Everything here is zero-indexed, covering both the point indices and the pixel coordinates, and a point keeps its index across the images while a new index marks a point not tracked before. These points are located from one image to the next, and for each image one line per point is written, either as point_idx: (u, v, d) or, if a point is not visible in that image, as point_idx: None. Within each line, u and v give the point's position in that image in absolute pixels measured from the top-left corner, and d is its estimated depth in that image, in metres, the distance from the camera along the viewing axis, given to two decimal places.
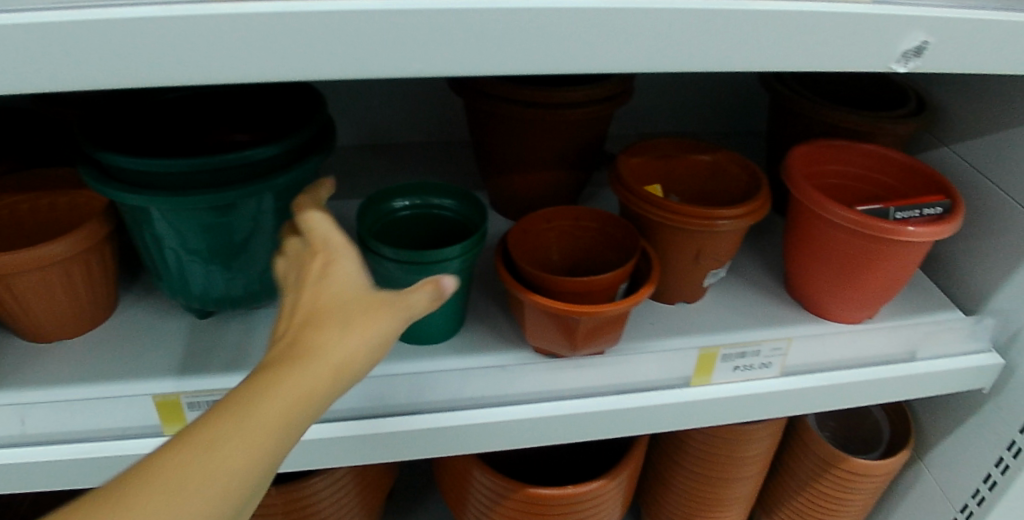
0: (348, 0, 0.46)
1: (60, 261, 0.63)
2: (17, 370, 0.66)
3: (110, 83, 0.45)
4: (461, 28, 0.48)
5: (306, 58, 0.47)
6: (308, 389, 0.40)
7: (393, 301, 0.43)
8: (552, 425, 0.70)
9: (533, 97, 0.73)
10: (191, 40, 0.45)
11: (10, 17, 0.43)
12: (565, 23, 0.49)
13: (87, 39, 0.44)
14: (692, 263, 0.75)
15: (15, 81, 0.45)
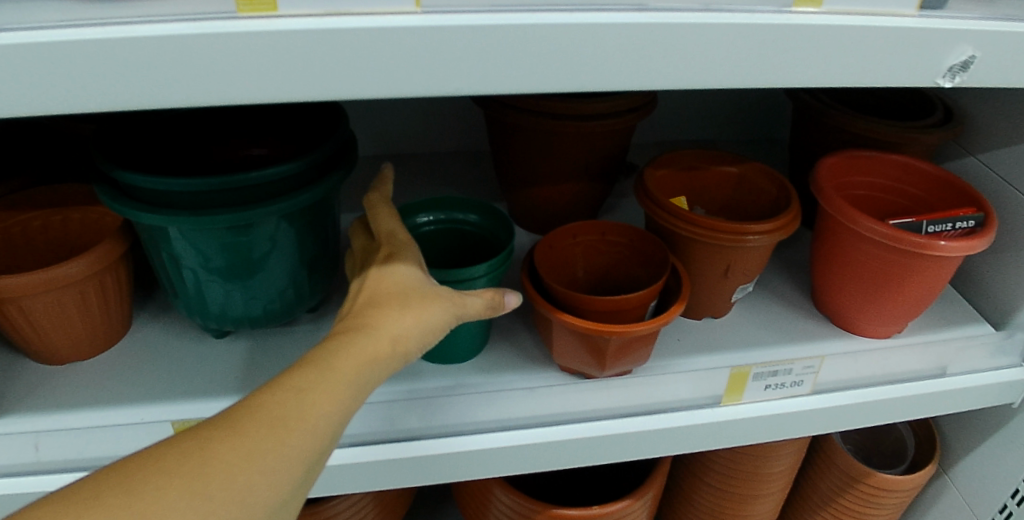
0: (383, 17, 0.44)
1: (73, 283, 0.61)
2: (30, 394, 0.64)
3: (134, 104, 0.43)
4: (500, 44, 0.46)
5: (338, 77, 0.45)
6: (372, 359, 0.48)
7: (449, 298, 0.53)
8: (580, 447, 0.69)
9: (560, 109, 0.68)
10: (218, 59, 0.43)
11: (30, 36, 0.41)
12: (608, 39, 0.47)
13: (110, 59, 0.42)
14: (721, 279, 0.72)
15: (35, 103, 0.43)
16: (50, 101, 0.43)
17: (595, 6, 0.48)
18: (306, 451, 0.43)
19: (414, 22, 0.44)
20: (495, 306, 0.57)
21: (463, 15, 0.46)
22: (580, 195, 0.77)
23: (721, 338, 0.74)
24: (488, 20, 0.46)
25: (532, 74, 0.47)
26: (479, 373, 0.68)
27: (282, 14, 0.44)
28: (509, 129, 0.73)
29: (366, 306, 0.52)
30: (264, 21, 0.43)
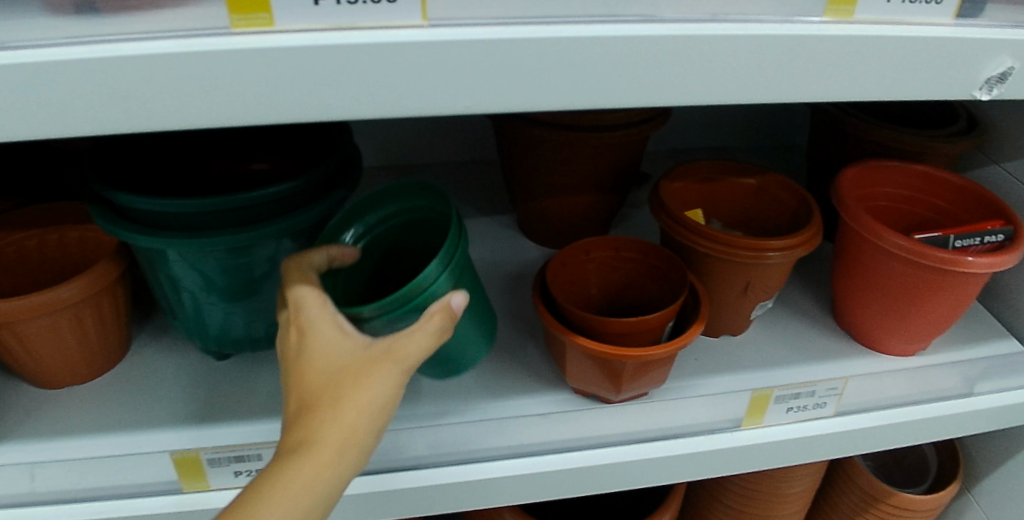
0: (388, 32, 0.42)
1: (69, 306, 0.59)
2: (23, 421, 0.62)
3: (125, 126, 0.41)
4: (513, 59, 0.43)
5: (339, 94, 0.42)
6: (312, 483, 0.42)
7: (385, 362, 0.43)
8: (596, 474, 0.66)
9: (572, 120, 0.64)
10: (214, 78, 0.40)
11: (14, 56, 0.39)
12: (624, 54, 0.44)
13: (98, 79, 0.39)
14: (741, 297, 0.69)
15: (20, 126, 0.40)
16: (35, 124, 0.40)
17: (615, 16, 0.45)
18: None
19: (420, 36, 0.42)
20: (445, 327, 0.47)
21: (473, 28, 0.43)
22: (592, 208, 0.74)
23: (741, 358, 0.71)
24: (500, 33, 0.43)
25: (547, 89, 0.44)
26: (491, 396, 0.65)
27: (279, 29, 0.41)
28: (518, 142, 0.69)
29: (298, 409, 0.44)
30: (262, 37, 0.40)
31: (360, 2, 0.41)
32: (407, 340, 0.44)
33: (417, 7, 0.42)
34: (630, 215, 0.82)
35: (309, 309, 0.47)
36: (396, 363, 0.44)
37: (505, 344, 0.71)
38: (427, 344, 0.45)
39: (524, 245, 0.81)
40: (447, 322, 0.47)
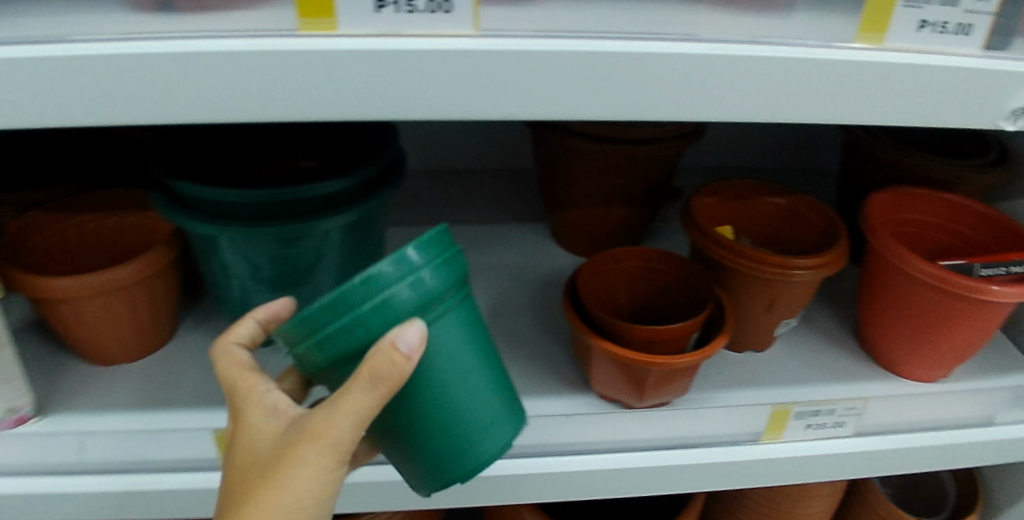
0: (444, 40, 0.45)
1: (125, 287, 0.62)
2: (75, 394, 0.65)
3: (196, 116, 0.44)
4: (558, 69, 0.46)
5: (394, 94, 0.45)
6: None
7: (305, 445, 0.42)
8: (616, 478, 0.67)
9: (610, 132, 0.67)
10: (279, 76, 0.43)
11: (102, 48, 0.42)
12: (667, 70, 0.47)
13: (175, 72, 0.43)
14: (765, 314, 0.70)
15: (101, 113, 0.44)
16: (111, 110, 0.44)
17: (659, 34, 0.48)
18: None
19: (472, 46, 0.45)
20: (387, 378, 0.40)
21: (521, 39, 0.46)
22: (625, 221, 0.76)
23: (763, 374, 0.73)
24: (544, 45, 0.45)
25: (588, 99, 0.47)
26: (517, 395, 0.67)
27: (342, 33, 0.44)
28: (557, 150, 0.72)
29: (234, 493, 0.44)
30: (325, 40, 0.43)
31: (416, 11, 0.44)
32: (326, 420, 0.41)
33: (468, 17, 0.45)
34: (660, 229, 0.85)
35: (243, 393, 0.46)
36: (321, 445, 0.42)
37: (535, 345, 0.73)
38: (362, 413, 0.41)
39: (556, 253, 0.83)
40: (392, 370, 0.40)
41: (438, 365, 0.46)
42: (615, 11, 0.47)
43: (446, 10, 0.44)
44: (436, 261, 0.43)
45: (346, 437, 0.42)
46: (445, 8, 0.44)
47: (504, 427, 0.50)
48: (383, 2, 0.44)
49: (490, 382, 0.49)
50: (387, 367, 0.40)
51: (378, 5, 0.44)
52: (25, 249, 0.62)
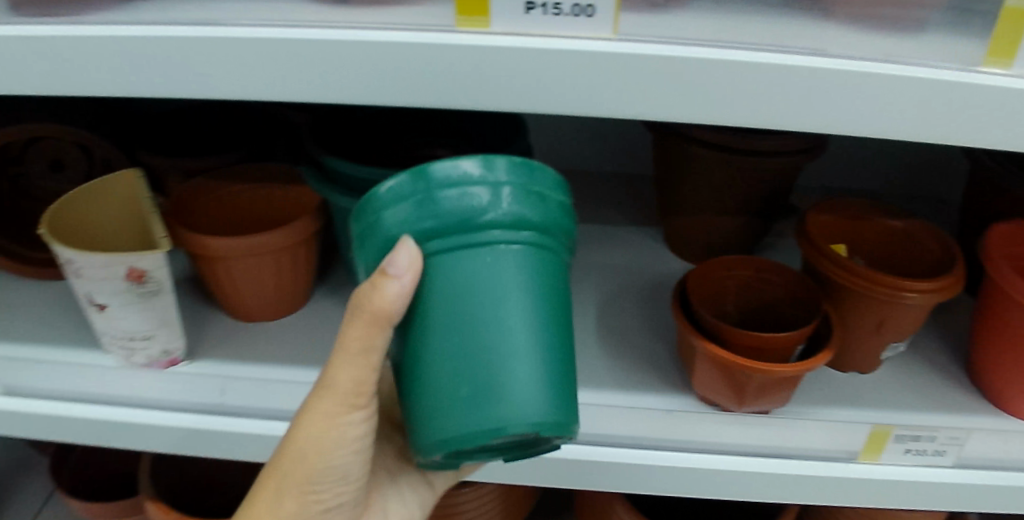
0: (583, 42, 0.46)
1: (272, 251, 0.69)
2: (221, 344, 0.74)
3: (361, 98, 0.49)
4: (700, 77, 0.46)
5: (536, 90, 0.47)
6: (285, 474, 0.55)
7: (318, 387, 0.52)
8: (708, 478, 0.70)
9: (731, 143, 0.71)
10: (434, 66, 0.47)
11: (287, 32, 0.47)
12: (808, 81, 0.46)
13: (347, 57, 0.47)
14: (873, 334, 0.71)
15: (279, 92, 0.49)
16: (283, 91, 0.49)
17: (814, 49, 0.46)
18: None
19: (611, 48, 0.46)
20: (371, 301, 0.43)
21: (664, 46, 0.46)
22: (739, 230, 0.80)
23: (866, 396, 0.72)
24: (681, 52, 0.46)
25: (726, 106, 0.47)
26: (618, 388, 0.71)
27: (493, 31, 0.47)
28: (681, 157, 0.77)
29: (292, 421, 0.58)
30: (479, 37, 0.47)
31: (562, 15, 0.46)
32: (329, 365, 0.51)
33: (609, 21, 0.46)
34: (773, 243, 0.86)
35: None
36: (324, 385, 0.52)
37: (639, 344, 0.76)
38: (349, 358, 0.49)
39: (668, 257, 0.87)
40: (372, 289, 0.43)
41: (487, 295, 0.42)
42: (756, 26, 0.47)
43: (590, 14, 0.46)
44: (517, 183, 0.42)
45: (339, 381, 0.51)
46: (588, 12, 0.46)
47: (541, 409, 0.42)
48: (532, 4, 0.46)
49: (547, 354, 0.43)
50: (372, 292, 0.43)
51: (528, 6, 0.46)
52: (187, 211, 0.71)
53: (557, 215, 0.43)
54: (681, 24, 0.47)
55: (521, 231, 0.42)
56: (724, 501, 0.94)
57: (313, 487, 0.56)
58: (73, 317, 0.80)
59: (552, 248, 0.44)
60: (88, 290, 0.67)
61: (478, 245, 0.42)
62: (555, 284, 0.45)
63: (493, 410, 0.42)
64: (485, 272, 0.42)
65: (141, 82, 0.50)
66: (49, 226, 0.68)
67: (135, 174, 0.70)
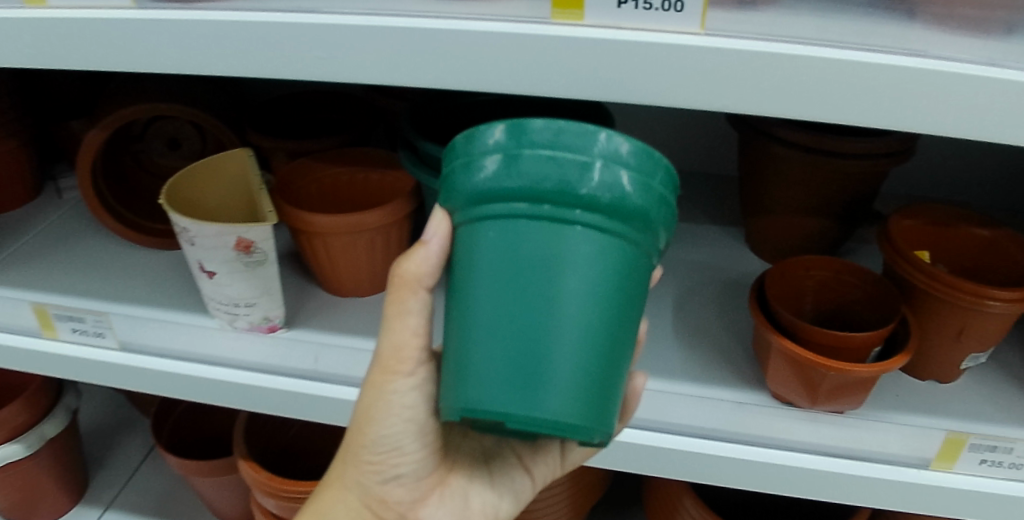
0: (672, 36, 0.48)
1: (366, 230, 0.74)
2: (318, 315, 0.81)
3: (460, 85, 0.52)
4: (786, 73, 0.47)
5: (625, 79, 0.49)
6: (352, 442, 0.59)
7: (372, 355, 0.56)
8: (776, 475, 0.70)
9: (816, 144, 0.72)
10: (529, 55, 0.50)
11: (395, 22, 0.51)
12: (892, 78, 0.46)
13: (449, 46, 0.51)
14: (954, 343, 0.70)
15: (386, 77, 0.53)
16: (388, 77, 0.53)
17: (905, 50, 0.47)
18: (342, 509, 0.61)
19: (696, 42, 0.48)
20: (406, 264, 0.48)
21: (751, 41, 0.48)
22: (822, 232, 0.81)
23: (945, 405, 0.72)
24: (765, 47, 0.47)
25: (813, 99, 0.48)
26: (690, 380, 0.73)
27: (587, 23, 0.49)
28: (764, 157, 0.79)
29: None
30: (571, 28, 0.49)
31: (651, 9, 0.48)
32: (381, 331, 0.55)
33: (696, 16, 0.48)
34: (855, 249, 0.86)
35: None
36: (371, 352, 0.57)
37: (713, 340, 0.79)
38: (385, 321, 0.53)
39: (748, 258, 0.90)
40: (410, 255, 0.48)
41: (555, 277, 0.40)
42: (843, 24, 0.48)
43: (677, 9, 0.48)
44: (625, 166, 0.39)
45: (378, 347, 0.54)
46: (677, 7, 0.48)
47: (571, 411, 0.41)
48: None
49: (593, 355, 0.42)
50: (412, 260, 0.48)
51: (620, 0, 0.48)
52: (291, 188, 0.77)
53: (659, 211, 0.41)
54: (766, 21, 0.48)
55: (613, 219, 0.40)
56: (798, 505, 0.94)
57: (371, 455, 0.59)
58: (185, 284, 0.88)
59: (642, 245, 0.42)
60: (199, 257, 0.73)
61: (565, 221, 0.40)
62: (629, 282, 0.42)
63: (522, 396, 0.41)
64: (557, 252, 0.40)
65: (259, 67, 0.55)
66: (170, 200, 0.74)
67: (248, 152, 0.77)
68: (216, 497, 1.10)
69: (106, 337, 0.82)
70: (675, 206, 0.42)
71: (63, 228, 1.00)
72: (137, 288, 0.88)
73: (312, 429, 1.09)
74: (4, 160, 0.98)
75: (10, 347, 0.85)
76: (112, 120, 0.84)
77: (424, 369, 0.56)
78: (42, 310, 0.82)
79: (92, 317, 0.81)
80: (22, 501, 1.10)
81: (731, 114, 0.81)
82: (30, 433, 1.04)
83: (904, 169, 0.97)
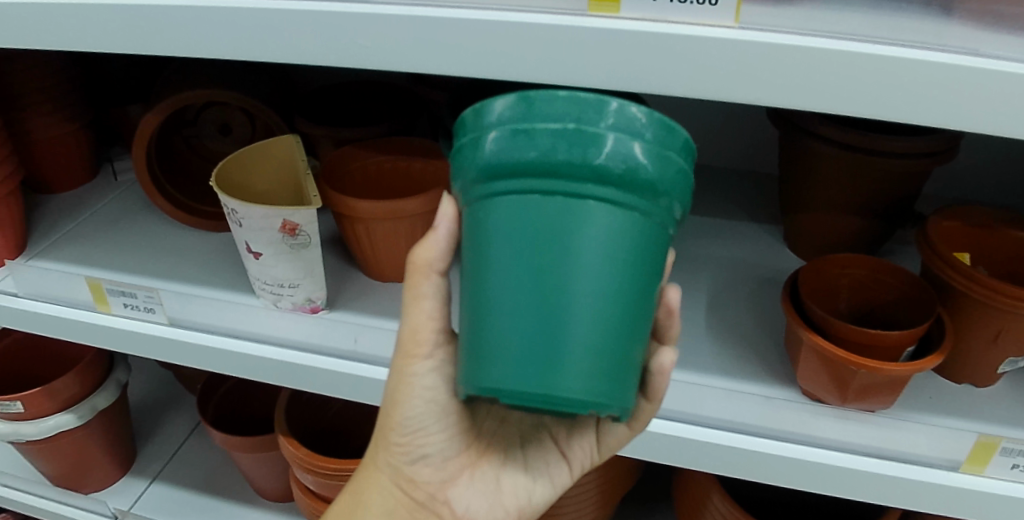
0: (708, 29, 0.49)
1: (406, 217, 0.76)
2: (356, 299, 0.84)
3: (498, 74, 0.54)
4: (820, 66, 0.48)
5: (659, 70, 0.50)
6: (380, 425, 0.62)
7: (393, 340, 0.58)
8: (802, 472, 0.69)
9: (856, 142, 0.72)
10: (566, 46, 0.51)
11: (437, 13, 0.53)
12: (928, 72, 0.47)
13: (489, 36, 0.52)
14: (989, 346, 0.69)
15: (427, 66, 0.55)
16: (429, 66, 0.55)
17: (942, 47, 0.47)
18: (380, 487, 0.65)
19: (732, 35, 0.48)
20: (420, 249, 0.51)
21: (784, 35, 0.49)
22: (860, 231, 0.81)
23: (979, 409, 0.71)
24: (799, 42, 0.48)
25: (847, 93, 0.48)
26: (720, 374, 0.74)
27: (623, 16, 0.51)
28: (804, 154, 0.79)
29: None
30: (609, 20, 0.50)
31: (686, 2, 0.49)
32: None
33: (731, 10, 0.49)
34: (894, 249, 0.86)
35: None
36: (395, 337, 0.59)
37: (745, 335, 0.79)
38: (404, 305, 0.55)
39: (785, 255, 0.90)
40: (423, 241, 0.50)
41: (568, 251, 0.41)
42: (879, 20, 0.48)
43: (712, 3, 0.49)
44: (635, 137, 0.40)
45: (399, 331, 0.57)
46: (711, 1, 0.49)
47: (586, 385, 0.43)
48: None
49: (607, 328, 0.43)
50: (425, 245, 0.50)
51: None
52: (336, 174, 0.80)
53: (670, 180, 0.42)
54: (800, 16, 0.49)
55: (625, 190, 0.41)
56: (829, 507, 0.93)
57: (398, 437, 0.61)
58: (231, 265, 0.92)
59: (654, 216, 0.43)
60: (247, 238, 0.76)
61: (578, 195, 0.41)
62: (642, 255, 0.43)
63: (539, 374, 0.42)
64: (571, 226, 0.41)
65: (306, 54, 0.57)
66: (220, 185, 0.78)
67: (295, 140, 0.80)
68: (255, 472, 1.14)
69: (156, 312, 0.86)
70: (687, 175, 0.43)
71: (118, 209, 1.05)
72: (186, 267, 0.92)
73: (348, 411, 1.12)
74: (66, 142, 1.03)
75: (67, 319, 0.89)
76: (167, 105, 0.88)
77: (443, 351, 0.57)
78: (97, 285, 0.86)
79: (143, 293, 0.85)
80: (74, 468, 1.16)
81: (771, 109, 0.81)
82: (83, 404, 1.09)
83: (947, 169, 0.96)
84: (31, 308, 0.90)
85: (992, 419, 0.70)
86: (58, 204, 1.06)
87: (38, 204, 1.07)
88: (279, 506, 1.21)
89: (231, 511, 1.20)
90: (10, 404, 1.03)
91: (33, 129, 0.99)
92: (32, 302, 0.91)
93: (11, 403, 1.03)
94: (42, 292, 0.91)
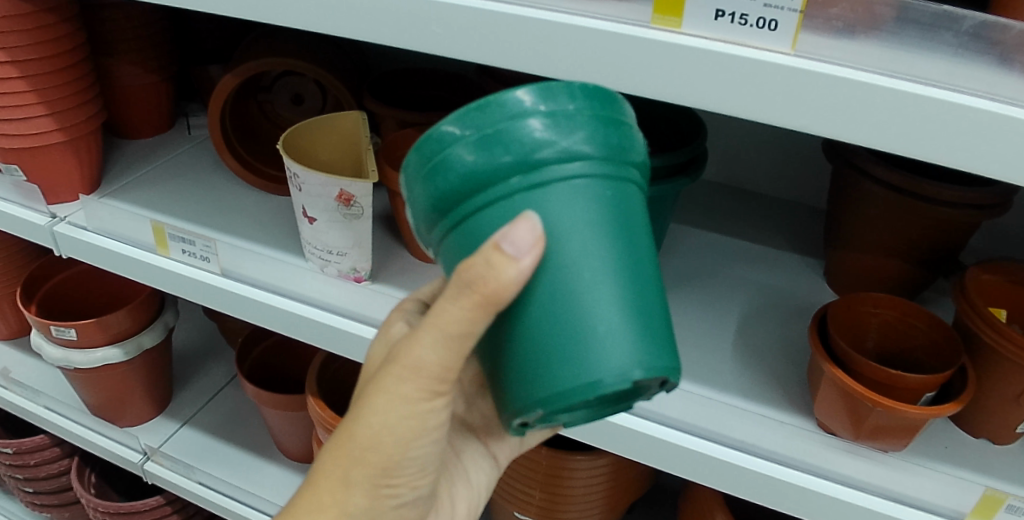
0: (764, 54, 0.51)
1: None
2: (395, 277, 0.88)
3: (562, 75, 0.56)
4: (871, 99, 0.49)
5: (710, 86, 0.52)
6: (353, 469, 0.49)
7: (395, 364, 0.45)
8: (808, 502, 0.68)
9: (908, 185, 0.73)
10: (628, 55, 0.54)
11: (509, 10, 0.56)
12: (971, 116, 0.48)
13: (555, 33, 0.55)
14: (1010, 404, 0.69)
15: (494, 57, 0.58)
16: (494, 60, 0.58)
17: (995, 96, 0.48)
18: None
19: (786, 61, 0.50)
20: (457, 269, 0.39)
21: (839, 67, 0.50)
22: (899, 275, 0.81)
23: (993, 467, 0.70)
24: (848, 75, 0.49)
25: (892, 131, 0.50)
26: (739, 394, 0.75)
27: (683, 31, 0.53)
28: (853, 192, 0.79)
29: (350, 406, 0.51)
30: (669, 33, 0.53)
31: (746, 25, 0.51)
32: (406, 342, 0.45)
33: (789, 38, 0.51)
34: (932, 298, 0.86)
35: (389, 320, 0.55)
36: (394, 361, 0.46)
37: (768, 361, 0.80)
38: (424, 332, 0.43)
39: (820, 288, 0.91)
40: (480, 266, 0.38)
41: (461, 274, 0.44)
42: (932, 63, 0.50)
43: (772, 28, 0.51)
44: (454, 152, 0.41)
45: (407, 358, 0.44)
46: (771, 26, 0.51)
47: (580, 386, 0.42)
48: (722, 12, 0.52)
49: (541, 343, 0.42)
50: (477, 267, 0.38)
51: (718, 13, 0.52)
52: (393, 155, 0.86)
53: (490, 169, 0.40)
54: (857, 50, 0.51)
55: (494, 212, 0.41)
56: None
57: (389, 483, 0.51)
58: (284, 228, 0.97)
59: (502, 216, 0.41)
60: (305, 203, 0.80)
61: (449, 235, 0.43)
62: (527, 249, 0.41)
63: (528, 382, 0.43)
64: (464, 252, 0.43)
65: (380, 35, 0.61)
66: (288, 150, 0.83)
67: (361, 116, 0.84)
68: (280, 429, 1.19)
69: (210, 261, 0.91)
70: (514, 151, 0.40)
71: (187, 162, 1.11)
72: (243, 225, 0.97)
73: None
74: (147, 92, 1.10)
75: (129, 256, 0.95)
76: (248, 69, 0.94)
77: None
78: (159, 228, 0.92)
79: (201, 242, 0.90)
80: (113, 400, 1.23)
81: (826, 142, 0.82)
82: (130, 340, 1.15)
83: (1001, 222, 0.95)
84: (95, 241, 0.96)
85: (1006, 477, 0.69)
86: (132, 150, 1.13)
87: (115, 147, 1.14)
88: (297, 465, 1.26)
89: (253, 462, 1.25)
90: (65, 331, 1.09)
91: (119, 76, 1.05)
92: (98, 237, 0.97)
93: (65, 330, 1.09)
94: (109, 229, 0.97)
